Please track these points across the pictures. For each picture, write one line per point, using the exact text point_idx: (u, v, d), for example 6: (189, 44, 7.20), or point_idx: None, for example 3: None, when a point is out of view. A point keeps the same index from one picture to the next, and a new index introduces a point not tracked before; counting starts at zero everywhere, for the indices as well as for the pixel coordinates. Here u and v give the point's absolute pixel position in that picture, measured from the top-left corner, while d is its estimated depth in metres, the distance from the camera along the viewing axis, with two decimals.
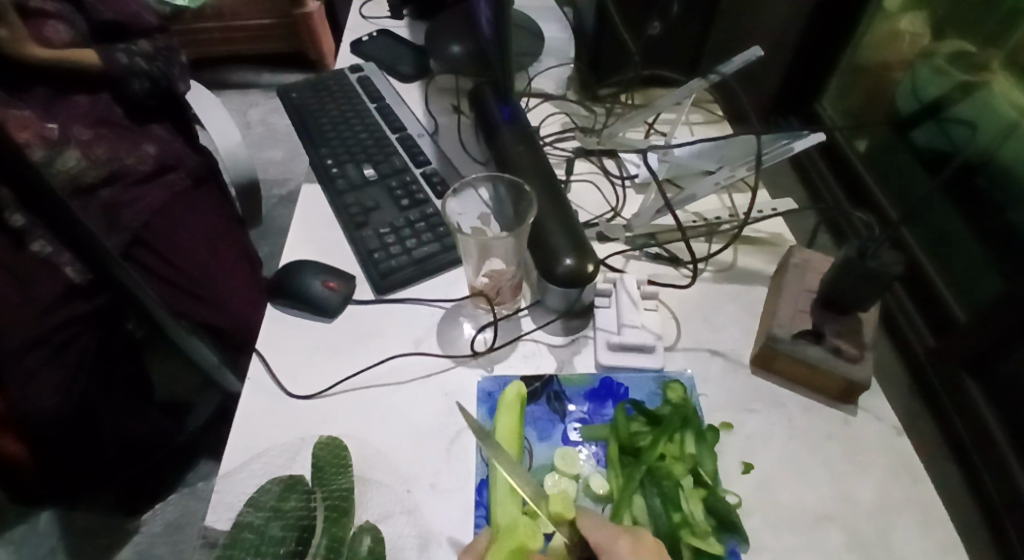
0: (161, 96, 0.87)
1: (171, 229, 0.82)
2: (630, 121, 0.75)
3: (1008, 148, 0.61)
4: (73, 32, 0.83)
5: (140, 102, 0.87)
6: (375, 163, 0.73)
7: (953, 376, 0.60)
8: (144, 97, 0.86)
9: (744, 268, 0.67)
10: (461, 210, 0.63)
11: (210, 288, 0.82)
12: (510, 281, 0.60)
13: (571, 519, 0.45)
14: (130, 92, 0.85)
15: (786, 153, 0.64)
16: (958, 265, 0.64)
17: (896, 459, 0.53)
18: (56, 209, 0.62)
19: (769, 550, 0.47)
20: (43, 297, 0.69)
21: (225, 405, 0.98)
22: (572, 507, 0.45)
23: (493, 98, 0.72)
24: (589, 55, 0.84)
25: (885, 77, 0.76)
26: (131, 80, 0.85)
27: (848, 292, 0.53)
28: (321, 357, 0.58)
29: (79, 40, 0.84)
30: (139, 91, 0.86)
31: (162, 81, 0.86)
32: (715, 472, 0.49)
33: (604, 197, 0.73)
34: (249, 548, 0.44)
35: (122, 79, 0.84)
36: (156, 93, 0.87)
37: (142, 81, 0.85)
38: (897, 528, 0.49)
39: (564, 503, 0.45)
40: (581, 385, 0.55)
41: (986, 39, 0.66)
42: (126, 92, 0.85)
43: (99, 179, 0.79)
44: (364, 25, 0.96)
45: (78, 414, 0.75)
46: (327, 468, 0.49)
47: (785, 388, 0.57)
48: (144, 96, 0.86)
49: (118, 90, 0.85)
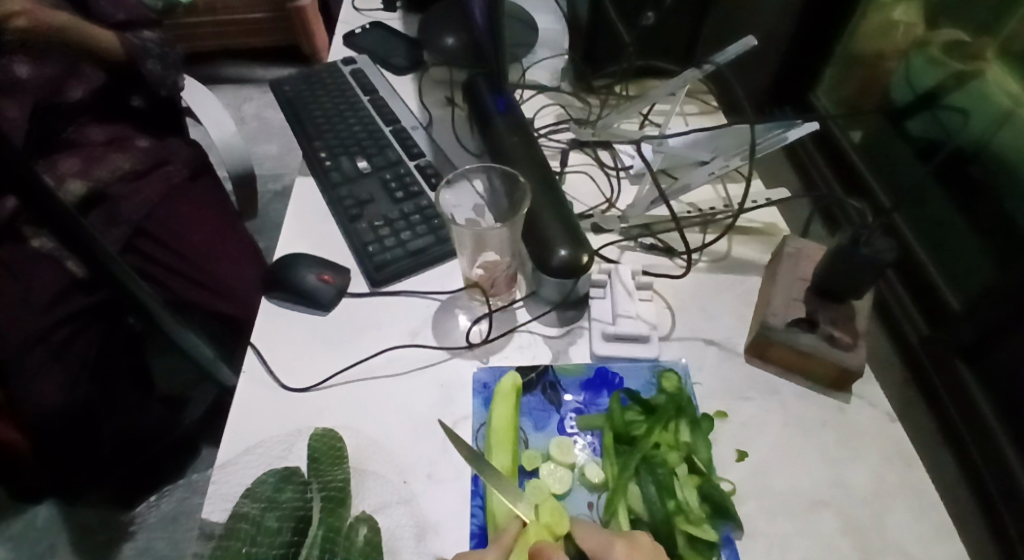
0: (163, 84, 0.85)
1: (173, 218, 0.82)
2: (624, 112, 0.76)
3: (1002, 137, 0.60)
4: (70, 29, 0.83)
5: (152, 92, 0.86)
6: (369, 156, 0.72)
7: (947, 363, 0.61)
8: (159, 79, 0.85)
9: (738, 258, 0.67)
10: (456, 202, 0.64)
11: (216, 275, 0.82)
12: (505, 272, 0.60)
13: (565, 534, 0.44)
14: (145, 72, 0.85)
15: (780, 142, 0.64)
16: (952, 251, 0.65)
17: (889, 444, 0.53)
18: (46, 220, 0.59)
19: (763, 536, 0.47)
20: (46, 292, 0.70)
21: (223, 396, 0.94)
22: (566, 522, 0.44)
23: (488, 89, 0.71)
24: (583, 46, 0.84)
25: (880, 67, 0.75)
26: (146, 61, 0.84)
27: (841, 281, 0.54)
28: (317, 350, 0.57)
29: None
30: (154, 72, 0.85)
31: (168, 78, 0.85)
32: (709, 460, 0.50)
33: (598, 188, 0.73)
34: (245, 539, 0.45)
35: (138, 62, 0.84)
36: (163, 81, 0.85)
37: (156, 63, 0.85)
38: (891, 513, 0.49)
39: (557, 518, 0.44)
40: (576, 375, 0.55)
41: (981, 28, 0.65)
42: (139, 75, 0.85)
43: (107, 179, 0.80)
44: (357, 17, 0.96)
45: (79, 414, 0.75)
46: (324, 459, 0.50)
47: (779, 376, 0.57)
48: (160, 78, 0.85)
49: (128, 81, 0.87)
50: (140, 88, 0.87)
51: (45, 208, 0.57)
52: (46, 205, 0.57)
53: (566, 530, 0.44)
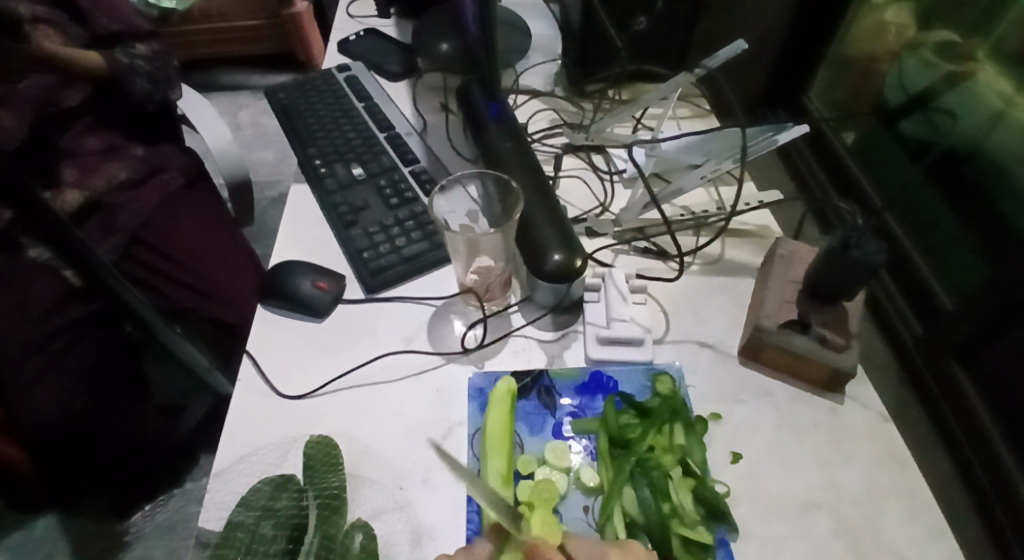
0: (150, 101, 0.85)
1: (168, 225, 0.83)
2: (618, 116, 0.77)
3: (995, 138, 0.61)
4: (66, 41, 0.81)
5: (140, 107, 0.85)
6: (364, 162, 0.73)
7: (942, 364, 0.61)
8: (147, 96, 0.84)
9: (731, 260, 0.67)
10: (450, 208, 0.64)
11: (213, 281, 0.82)
12: (499, 277, 0.60)
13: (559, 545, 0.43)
14: (132, 91, 0.84)
15: (771, 145, 0.65)
16: (945, 252, 0.65)
17: (884, 446, 0.53)
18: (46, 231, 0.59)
19: (757, 539, 0.48)
20: (43, 301, 0.70)
21: (218, 404, 0.95)
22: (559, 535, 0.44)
23: (481, 95, 0.72)
24: (577, 51, 0.84)
25: (871, 69, 0.76)
26: (134, 79, 0.83)
27: (836, 283, 0.54)
28: (312, 357, 0.58)
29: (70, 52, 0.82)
30: (142, 90, 0.84)
31: (155, 95, 0.85)
32: (703, 462, 0.50)
33: (592, 193, 0.73)
34: (240, 547, 0.44)
35: (124, 79, 0.83)
36: (148, 97, 0.85)
37: (144, 80, 0.84)
38: (884, 515, 0.50)
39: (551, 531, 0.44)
40: (570, 379, 0.56)
41: (971, 28, 0.65)
42: (127, 92, 0.84)
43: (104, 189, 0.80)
44: (352, 24, 0.96)
45: (74, 426, 0.75)
46: (319, 466, 0.49)
47: (773, 378, 0.57)
48: (146, 95, 0.84)
49: (115, 95, 0.85)
50: (126, 103, 0.85)
51: (41, 218, 0.58)
52: (41, 215, 0.57)
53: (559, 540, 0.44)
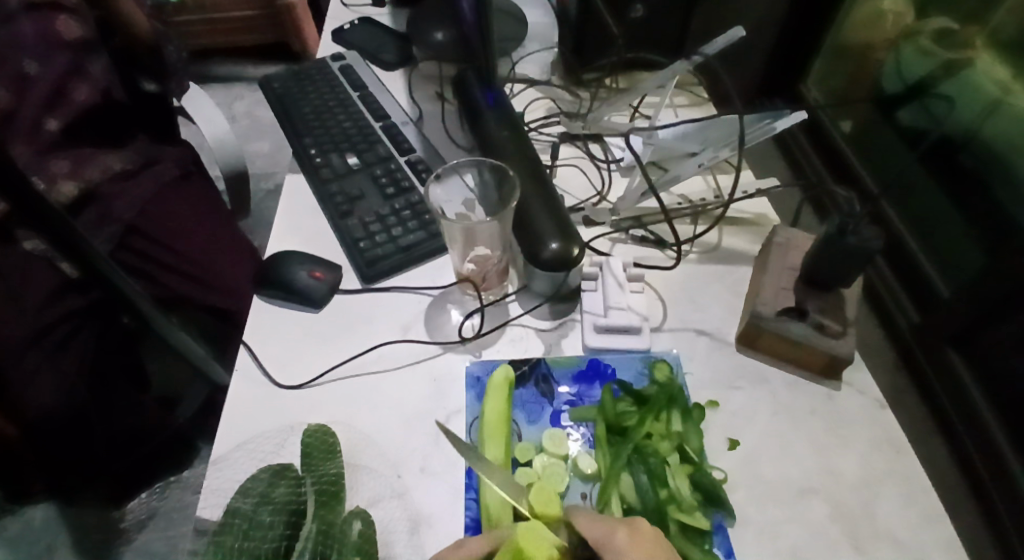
0: (175, 75, 0.86)
1: (162, 213, 0.80)
2: (615, 105, 0.75)
3: (993, 126, 0.60)
4: (86, 29, 0.82)
5: (166, 77, 0.85)
6: (359, 151, 0.72)
7: (937, 351, 0.61)
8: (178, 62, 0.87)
9: (728, 248, 0.67)
10: (446, 197, 0.64)
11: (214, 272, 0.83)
12: (496, 265, 0.61)
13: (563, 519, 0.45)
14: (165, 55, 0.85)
15: (766, 132, 0.64)
16: (939, 238, 0.66)
17: (879, 431, 0.54)
18: (58, 226, 0.59)
19: (753, 523, 0.48)
20: (40, 293, 0.69)
21: (216, 397, 0.95)
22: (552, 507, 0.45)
23: (477, 83, 0.71)
24: (573, 40, 0.83)
25: (869, 57, 0.74)
26: (166, 46, 0.86)
27: (830, 271, 0.54)
28: (309, 347, 0.58)
29: (91, 39, 0.82)
30: (172, 55, 0.86)
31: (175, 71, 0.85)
32: (700, 448, 0.50)
33: (589, 181, 0.73)
34: (238, 533, 0.43)
35: (158, 44, 0.84)
36: (175, 74, 0.86)
37: (174, 49, 0.87)
38: (879, 500, 0.50)
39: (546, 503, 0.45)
40: (569, 367, 0.56)
41: (969, 15, 0.65)
42: (160, 58, 0.85)
43: (101, 178, 0.76)
44: (346, 12, 0.96)
45: (74, 416, 0.77)
46: (316, 454, 0.49)
47: (769, 364, 0.58)
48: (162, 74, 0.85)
49: (136, 65, 0.85)
50: (150, 71, 0.85)
51: (35, 210, 0.57)
52: (36, 206, 0.56)
53: (556, 513, 0.45)
